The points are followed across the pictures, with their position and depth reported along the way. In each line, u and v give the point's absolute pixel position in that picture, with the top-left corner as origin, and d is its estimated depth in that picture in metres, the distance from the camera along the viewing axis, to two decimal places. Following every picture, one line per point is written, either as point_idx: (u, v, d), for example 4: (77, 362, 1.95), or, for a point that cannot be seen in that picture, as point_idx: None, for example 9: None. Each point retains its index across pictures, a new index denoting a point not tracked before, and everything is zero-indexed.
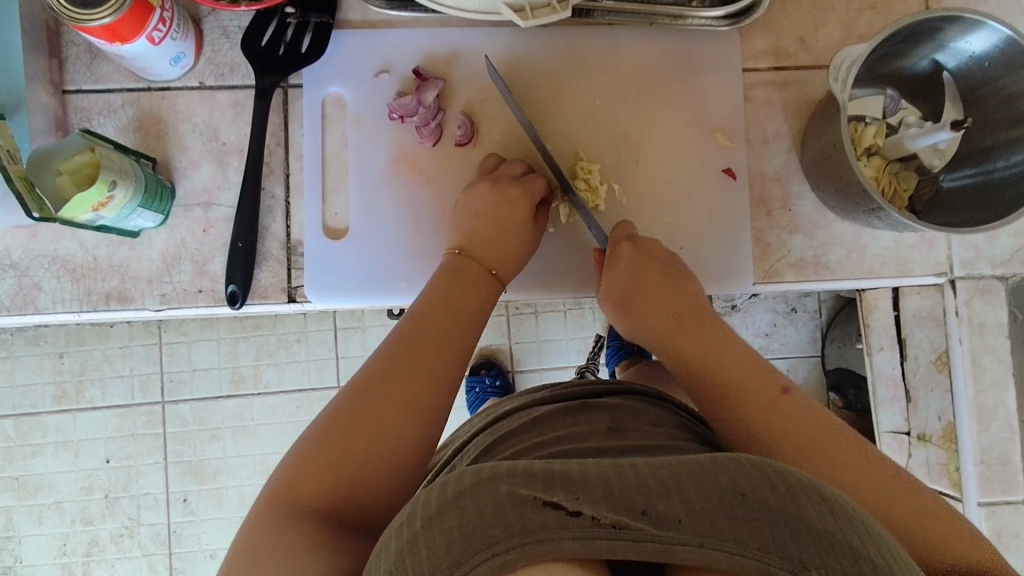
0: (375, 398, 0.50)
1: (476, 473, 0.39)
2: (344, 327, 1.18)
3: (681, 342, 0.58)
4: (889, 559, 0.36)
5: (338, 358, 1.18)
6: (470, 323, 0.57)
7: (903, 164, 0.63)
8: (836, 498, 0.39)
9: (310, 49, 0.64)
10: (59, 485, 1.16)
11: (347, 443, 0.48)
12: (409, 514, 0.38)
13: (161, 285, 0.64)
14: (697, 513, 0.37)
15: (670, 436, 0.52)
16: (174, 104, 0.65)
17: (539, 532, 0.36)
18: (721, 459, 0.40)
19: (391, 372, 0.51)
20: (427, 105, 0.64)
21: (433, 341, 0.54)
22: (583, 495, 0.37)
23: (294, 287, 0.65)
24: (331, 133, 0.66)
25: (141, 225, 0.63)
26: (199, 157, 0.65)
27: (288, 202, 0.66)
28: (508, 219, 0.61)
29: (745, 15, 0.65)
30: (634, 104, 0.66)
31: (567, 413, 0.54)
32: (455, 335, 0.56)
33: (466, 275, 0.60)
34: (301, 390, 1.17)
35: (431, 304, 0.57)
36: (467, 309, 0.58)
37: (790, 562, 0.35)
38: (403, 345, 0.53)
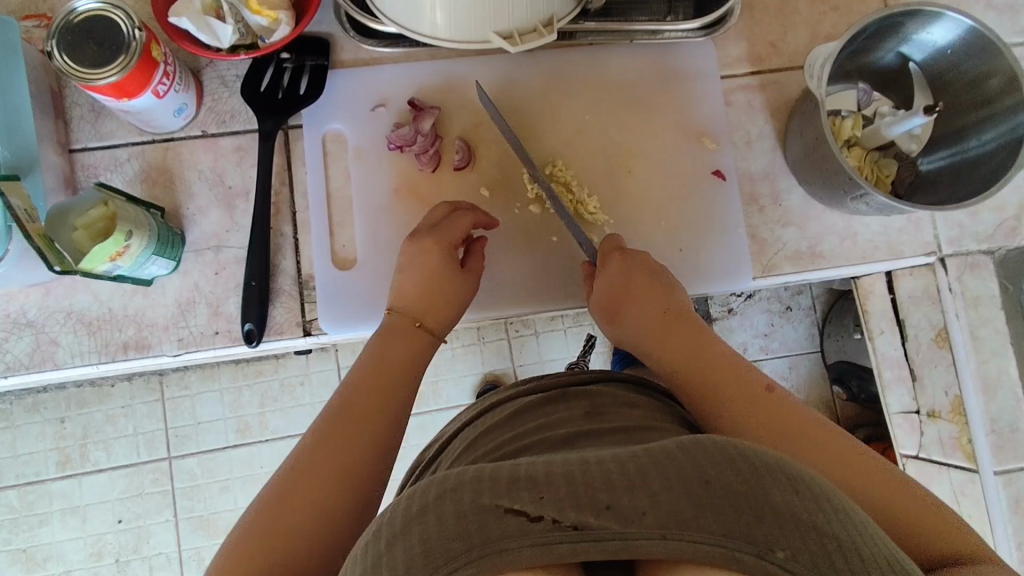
0: (309, 472, 0.51)
1: (441, 483, 0.37)
2: (347, 365, 1.18)
3: (670, 342, 0.59)
4: (852, 535, 0.35)
5: None
6: (400, 393, 0.58)
7: (882, 153, 0.67)
8: (799, 475, 0.37)
9: (309, 90, 0.67)
10: (69, 553, 1.14)
11: (277, 524, 0.49)
12: (375, 532, 0.36)
13: (178, 331, 0.65)
14: (662, 505, 0.35)
15: (648, 417, 0.52)
16: (179, 153, 0.67)
17: (500, 542, 0.34)
18: (689, 443, 0.39)
19: (325, 445, 0.53)
20: (425, 133, 0.66)
21: (361, 408, 0.56)
22: (548, 493, 0.35)
23: (308, 320, 0.66)
24: (333, 169, 0.68)
25: (154, 273, 0.64)
26: (206, 203, 0.67)
27: (297, 239, 0.67)
28: (440, 277, 0.62)
29: (717, 26, 0.68)
30: (619, 117, 0.69)
31: (548, 402, 0.55)
32: (389, 395, 0.57)
33: (397, 333, 0.61)
34: None
35: (365, 368, 0.58)
36: (398, 379, 0.59)
37: (754, 546, 0.34)
38: (333, 417, 0.55)
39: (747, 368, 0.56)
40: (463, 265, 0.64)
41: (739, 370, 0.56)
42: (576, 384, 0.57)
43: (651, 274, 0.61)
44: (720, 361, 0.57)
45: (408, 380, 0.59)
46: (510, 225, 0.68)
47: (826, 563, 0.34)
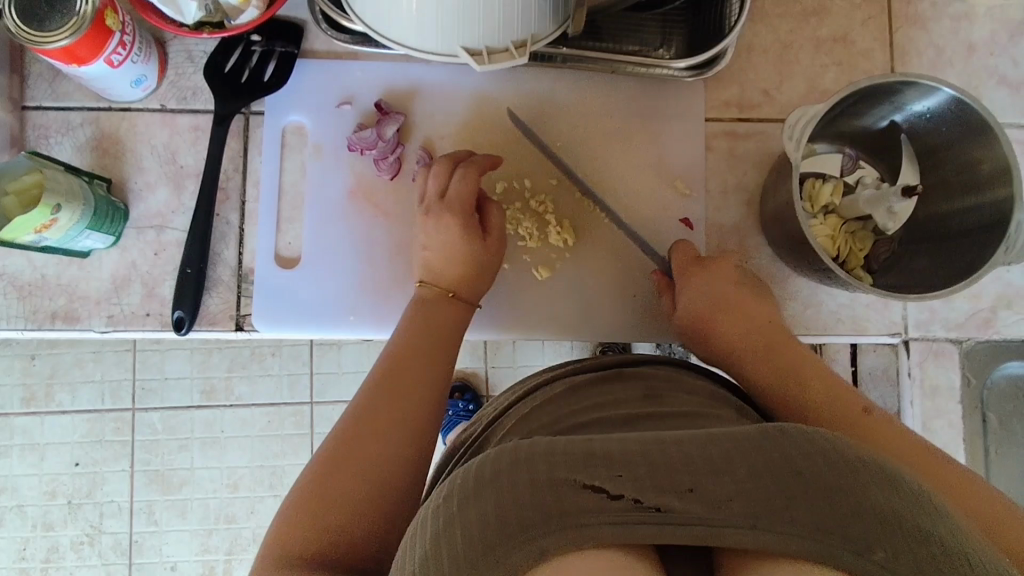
0: (367, 425, 0.50)
1: (513, 450, 0.36)
2: (319, 343, 1.17)
3: (771, 360, 0.58)
4: (957, 537, 0.33)
5: (312, 373, 1.17)
6: (442, 356, 0.57)
7: (860, 224, 0.63)
8: (898, 476, 0.36)
9: (273, 78, 0.64)
10: (22, 488, 1.14)
11: (337, 480, 0.47)
12: (445, 494, 0.35)
13: (109, 307, 0.64)
14: (748, 492, 0.34)
15: (710, 406, 0.50)
16: (134, 125, 0.65)
17: (579, 515, 0.33)
18: (774, 432, 0.38)
19: (378, 404, 0.51)
20: (387, 139, 0.64)
21: (410, 370, 0.54)
22: (626, 473, 0.35)
23: (242, 314, 0.65)
24: (289, 161, 0.66)
25: (91, 245, 0.62)
26: (155, 179, 0.65)
27: (242, 229, 0.65)
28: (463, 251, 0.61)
29: (709, 68, 0.64)
30: (591, 148, 0.66)
31: (606, 380, 0.53)
32: (434, 361, 0.56)
33: (434, 303, 0.60)
34: (272, 403, 1.16)
35: (409, 334, 0.57)
36: (440, 342, 0.57)
37: (853, 542, 0.32)
38: (383, 378, 0.53)
39: (800, 368, 0.57)
40: (485, 231, 0.62)
41: (785, 370, 0.57)
42: (632, 363, 0.56)
43: (739, 285, 0.61)
44: (811, 371, 0.56)
45: (450, 342, 0.58)
46: None
47: (931, 565, 0.32)
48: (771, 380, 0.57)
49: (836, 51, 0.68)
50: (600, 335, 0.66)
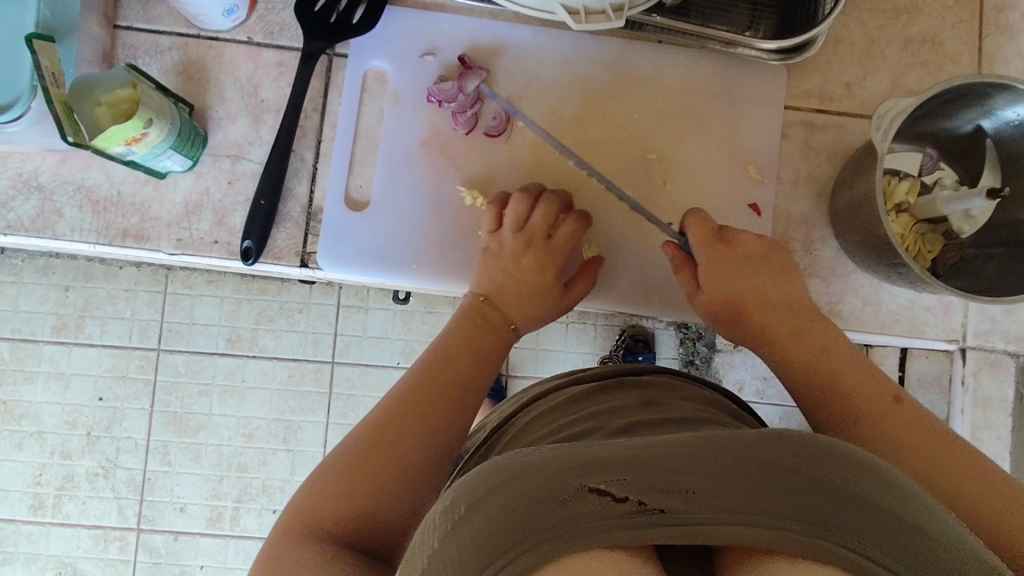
0: (393, 426, 0.52)
1: (510, 464, 0.34)
2: (347, 305, 1.16)
3: (793, 347, 0.56)
4: (944, 529, 0.32)
5: (336, 334, 1.16)
6: (492, 361, 0.60)
7: (931, 226, 0.63)
8: (883, 467, 0.34)
9: (361, 22, 0.65)
10: (45, 415, 1.14)
11: (370, 458, 0.50)
12: (449, 501, 0.34)
13: (178, 231, 0.65)
14: (746, 491, 0.32)
15: (703, 410, 0.50)
16: (219, 54, 0.66)
17: (579, 523, 0.31)
18: (771, 433, 0.35)
19: (403, 413, 0.53)
20: (467, 93, 0.64)
21: (442, 382, 0.56)
22: (624, 475, 0.33)
23: (307, 252, 0.65)
24: (368, 106, 0.66)
25: (169, 167, 0.63)
26: (236, 110, 0.66)
27: (316, 168, 0.66)
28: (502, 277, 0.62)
29: (796, 53, 0.65)
30: (666, 124, 0.66)
31: (603, 391, 0.53)
32: (472, 379, 0.57)
33: (485, 323, 0.61)
34: (295, 359, 1.16)
35: (439, 351, 0.58)
36: (489, 341, 0.60)
37: (840, 537, 0.31)
38: (416, 387, 0.55)
39: (841, 364, 0.54)
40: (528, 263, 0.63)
41: (831, 370, 0.53)
42: (631, 373, 0.56)
43: (754, 260, 0.60)
44: (847, 364, 0.53)
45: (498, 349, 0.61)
46: None
47: (914, 555, 0.31)
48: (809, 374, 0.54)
49: (923, 52, 0.67)
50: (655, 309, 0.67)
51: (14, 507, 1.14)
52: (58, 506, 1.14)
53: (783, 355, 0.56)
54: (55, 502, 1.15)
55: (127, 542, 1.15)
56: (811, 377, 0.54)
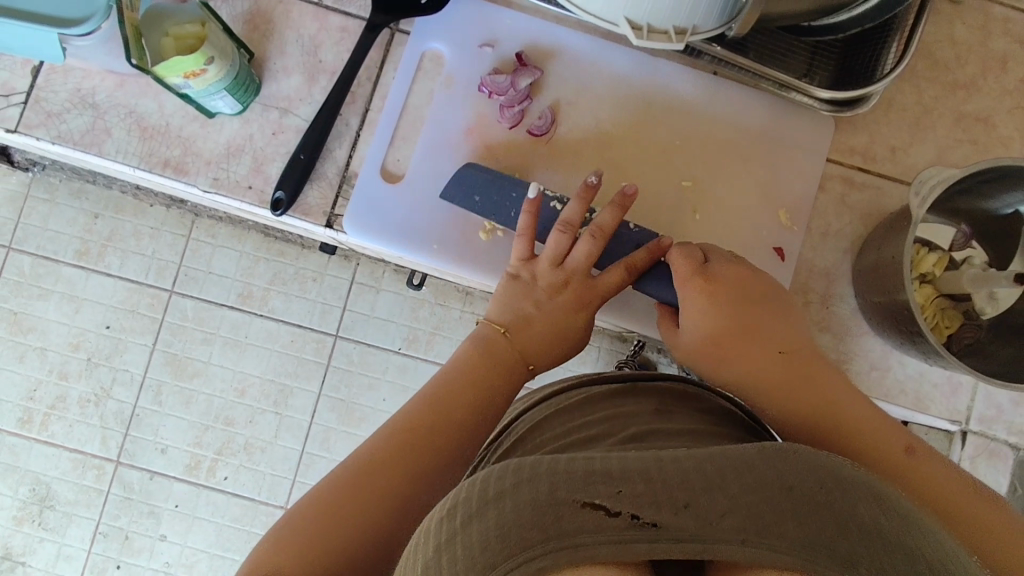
0: (408, 449, 0.53)
1: (516, 471, 0.37)
2: (360, 283, 1.18)
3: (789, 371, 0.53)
4: (946, 561, 0.34)
5: (345, 309, 1.17)
6: (487, 419, 0.57)
7: (952, 302, 0.63)
8: (885, 494, 0.37)
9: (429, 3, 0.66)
10: (51, 334, 1.16)
11: (384, 476, 0.52)
12: (451, 507, 0.36)
13: (216, 171, 0.66)
14: (740, 508, 0.36)
15: (715, 424, 0.52)
16: (288, 10, 0.68)
17: (575, 536, 0.34)
18: (771, 450, 0.39)
19: (420, 436, 0.54)
20: (518, 90, 0.66)
21: (451, 418, 0.56)
22: (626, 489, 0.36)
23: (335, 214, 0.66)
24: (420, 85, 0.67)
25: (220, 108, 0.64)
26: (293, 66, 0.67)
27: (358, 134, 0.67)
28: (533, 323, 0.60)
29: (849, 108, 0.64)
30: (706, 154, 0.67)
31: (618, 396, 0.55)
32: (477, 417, 0.57)
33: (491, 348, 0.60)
34: (300, 325, 1.17)
35: (460, 380, 0.58)
36: (490, 398, 0.58)
37: (838, 560, 0.34)
38: (432, 409, 0.56)
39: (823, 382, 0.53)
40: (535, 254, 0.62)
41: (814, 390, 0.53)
42: (646, 379, 0.57)
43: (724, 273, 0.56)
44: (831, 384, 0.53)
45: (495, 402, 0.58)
46: None
47: None
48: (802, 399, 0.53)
49: (974, 130, 0.67)
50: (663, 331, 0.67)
51: (4, 417, 1.16)
52: (45, 424, 1.16)
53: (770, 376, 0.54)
54: (43, 420, 1.16)
55: (104, 472, 1.16)
56: (804, 397, 0.53)
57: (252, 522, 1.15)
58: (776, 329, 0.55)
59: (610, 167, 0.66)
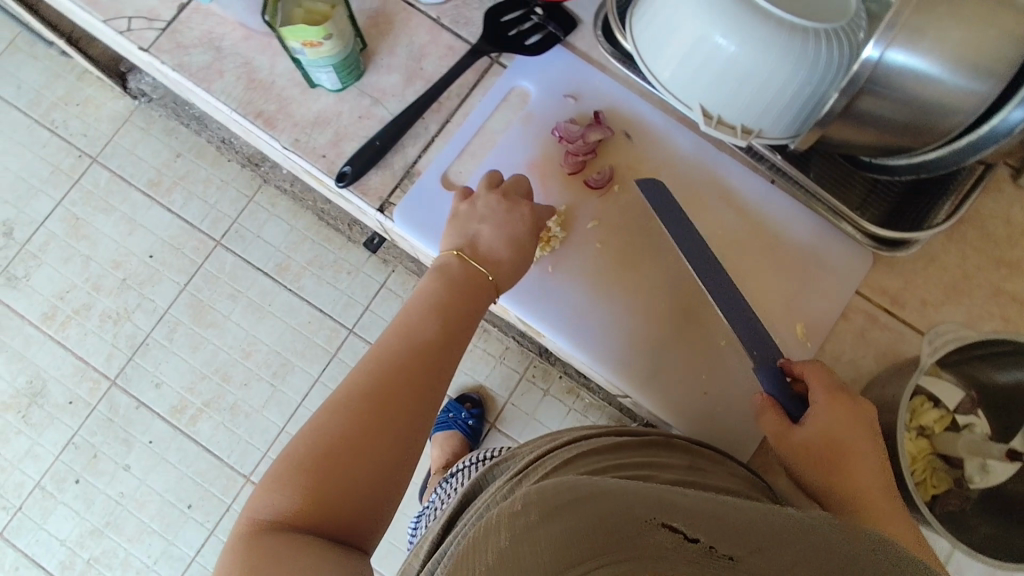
0: (386, 399, 0.51)
1: (574, 492, 0.37)
2: (389, 288, 1.22)
3: (838, 460, 0.52)
4: None
5: (367, 309, 1.21)
6: (459, 346, 0.58)
7: (946, 464, 0.62)
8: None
9: (533, 46, 0.73)
10: (100, 246, 1.24)
11: (361, 430, 0.50)
12: (519, 511, 0.36)
13: (299, 133, 0.72)
14: (812, 560, 0.33)
15: (756, 491, 0.52)
16: (408, 18, 0.75)
17: (646, 555, 0.32)
18: (836, 523, 0.37)
19: (394, 375, 0.53)
20: (587, 141, 0.70)
21: (429, 357, 0.55)
22: (696, 521, 0.35)
23: (389, 201, 0.71)
24: (500, 113, 0.73)
25: (322, 81, 0.71)
26: (396, 65, 0.74)
27: (433, 139, 0.72)
28: (509, 232, 0.62)
29: (889, 250, 0.68)
30: (743, 251, 0.69)
31: (655, 447, 0.55)
32: (448, 352, 0.57)
33: (469, 289, 0.60)
34: (322, 310, 1.21)
35: (427, 313, 0.58)
36: (463, 325, 0.59)
37: None
38: (411, 351, 0.55)
39: (867, 473, 0.52)
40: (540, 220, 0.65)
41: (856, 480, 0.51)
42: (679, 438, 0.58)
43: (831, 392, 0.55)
44: (875, 476, 0.51)
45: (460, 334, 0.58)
46: (591, 260, 0.69)
47: None
48: (834, 479, 0.52)
49: (1011, 309, 0.67)
50: (654, 404, 0.67)
51: (32, 306, 1.22)
52: (64, 326, 1.22)
53: (827, 457, 0.53)
54: (63, 321, 1.22)
55: (98, 388, 1.19)
56: (839, 476, 0.52)
57: (213, 481, 1.16)
58: (856, 433, 0.53)
59: (649, 237, 0.69)
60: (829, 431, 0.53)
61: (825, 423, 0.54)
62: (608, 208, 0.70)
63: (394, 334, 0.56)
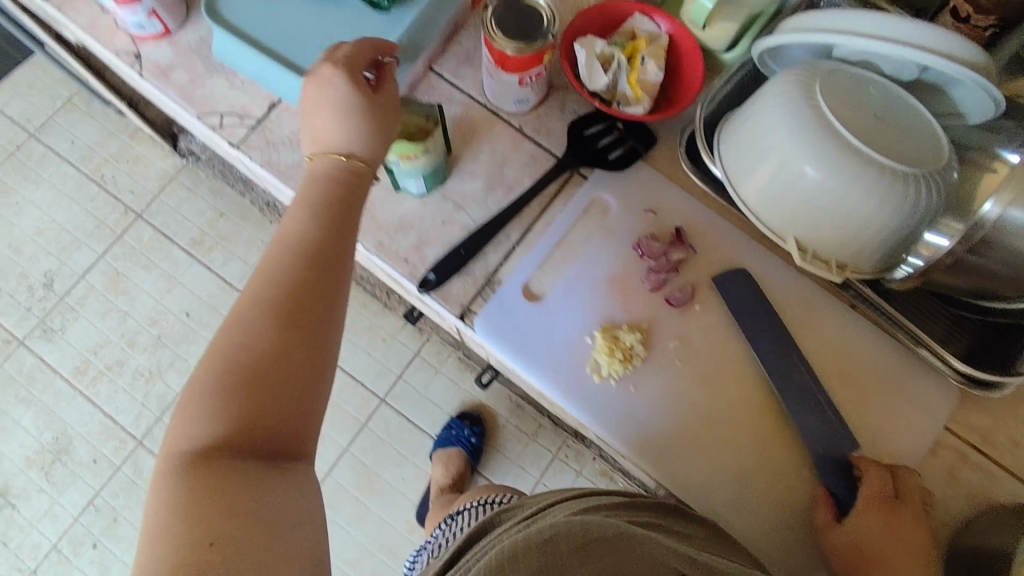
0: (270, 350, 0.45)
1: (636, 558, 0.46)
2: (424, 357, 1.20)
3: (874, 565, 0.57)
4: None
5: (400, 377, 1.19)
6: (347, 256, 0.52)
7: None
8: None
9: (615, 161, 0.74)
10: (139, 302, 1.23)
11: (260, 405, 0.44)
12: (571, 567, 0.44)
13: (383, 236, 0.73)
14: None
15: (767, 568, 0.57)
16: (492, 127, 0.77)
17: None
18: None
19: (275, 310, 0.47)
20: (668, 259, 0.70)
21: (314, 281, 0.49)
22: None
23: (470, 309, 0.70)
24: (583, 224, 0.73)
25: (408, 186, 0.72)
26: (479, 172, 0.75)
27: (513, 248, 0.72)
28: (343, 106, 0.56)
29: (979, 388, 0.65)
30: (829, 378, 0.68)
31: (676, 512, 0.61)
32: (334, 280, 0.50)
33: (342, 199, 0.54)
34: (356, 379, 1.19)
35: (302, 228, 0.51)
36: (344, 230, 0.53)
37: None
38: (292, 276, 0.49)
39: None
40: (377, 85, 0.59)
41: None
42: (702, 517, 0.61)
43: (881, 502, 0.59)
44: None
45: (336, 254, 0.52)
46: (672, 381, 0.68)
47: None
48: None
49: None
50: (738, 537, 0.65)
51: (65, 359, 1.20)
52: (94, 382, 1.19)
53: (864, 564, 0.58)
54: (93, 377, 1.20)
55: (124, 448, 1.16)
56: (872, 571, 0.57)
57: None
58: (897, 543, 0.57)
59: (732, 360, 0.68)
60: (870, 542, 0.58)
61: (868, 531, 0.58)
62: (690, 327, 0.69)
63: (248, 295, 0.48)
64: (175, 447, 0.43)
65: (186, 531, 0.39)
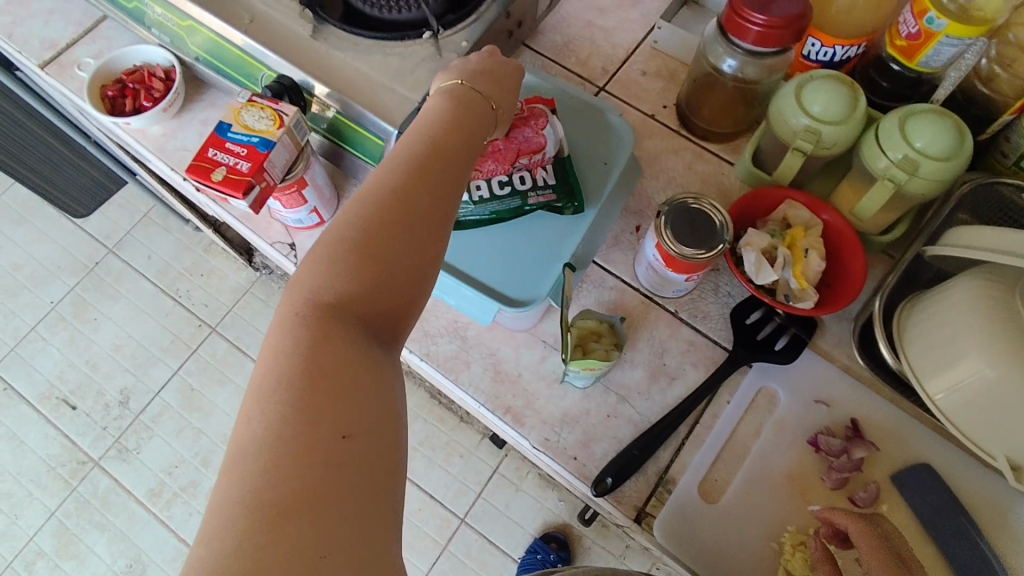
0: (347, 328, 0.45)
1: None
2: (501, 473, 1.42)
3: None
4: None
5: (480, 495, 1.41)
6: (418, 241, 0.49)
7: None
8: None
9: (781, 351, 0.72)
10: None
11: (329, 397, 0.42)
12: None
13: (549, 432, 0.72)
14: None
15: None
16: (648, 311, 0.76)
17: None
18: None
19: (362, 303, 0.46)
20: (851, 458, 0.68)
21: (382, 247, 0.47)
22: None
23: (645, 511, 0.69)
24: (750, 416, 0.72)
25: (573, 380, 0.72)
26: (639, 360, 0.74)
27: (683, 443, 0.71)
28: (461, 71, 0.61)
29: None
30: None
31: None
32: (402, 251, 0.48)
33: (420, 184, 0.50)
34: (433, 497, 1.41)
35: (365, 208, 0.48)
36: (420, 202, 0.50)
37: None
38: (351, 248, 0.46)
39: None
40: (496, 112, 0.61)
41: None
42: None
43: None
44: None
45: (430, 262, 0.50)
46: None
47: None
48: None
49: None
50: None
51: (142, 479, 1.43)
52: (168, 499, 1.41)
53: None
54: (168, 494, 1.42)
55: None
56: None
57: None
58: None
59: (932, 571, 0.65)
60: None
61: None
62: None
63: (291, 308, 0.45)
64: (281, 341, 0.44)
65: (242, 541, 0.37)
